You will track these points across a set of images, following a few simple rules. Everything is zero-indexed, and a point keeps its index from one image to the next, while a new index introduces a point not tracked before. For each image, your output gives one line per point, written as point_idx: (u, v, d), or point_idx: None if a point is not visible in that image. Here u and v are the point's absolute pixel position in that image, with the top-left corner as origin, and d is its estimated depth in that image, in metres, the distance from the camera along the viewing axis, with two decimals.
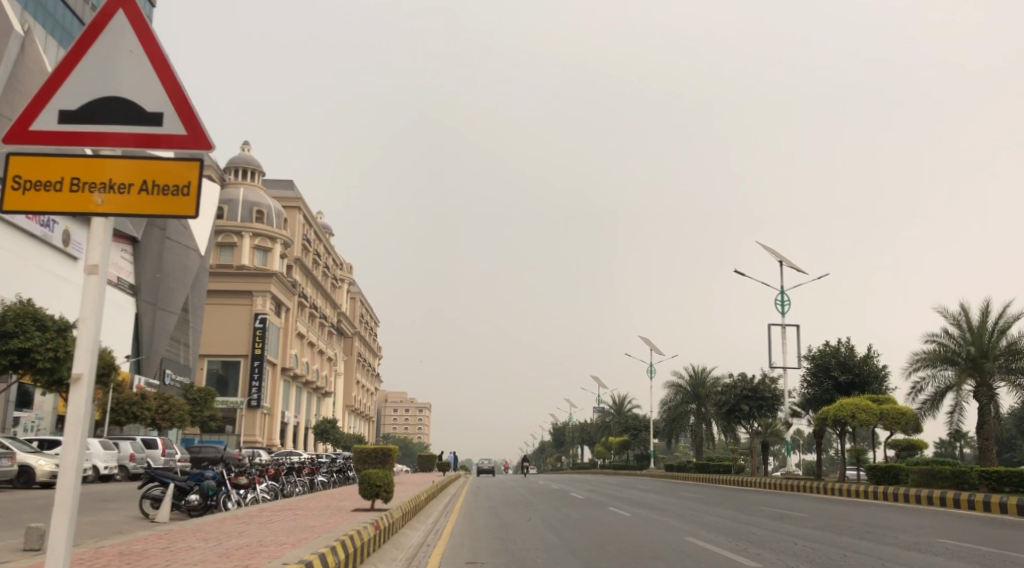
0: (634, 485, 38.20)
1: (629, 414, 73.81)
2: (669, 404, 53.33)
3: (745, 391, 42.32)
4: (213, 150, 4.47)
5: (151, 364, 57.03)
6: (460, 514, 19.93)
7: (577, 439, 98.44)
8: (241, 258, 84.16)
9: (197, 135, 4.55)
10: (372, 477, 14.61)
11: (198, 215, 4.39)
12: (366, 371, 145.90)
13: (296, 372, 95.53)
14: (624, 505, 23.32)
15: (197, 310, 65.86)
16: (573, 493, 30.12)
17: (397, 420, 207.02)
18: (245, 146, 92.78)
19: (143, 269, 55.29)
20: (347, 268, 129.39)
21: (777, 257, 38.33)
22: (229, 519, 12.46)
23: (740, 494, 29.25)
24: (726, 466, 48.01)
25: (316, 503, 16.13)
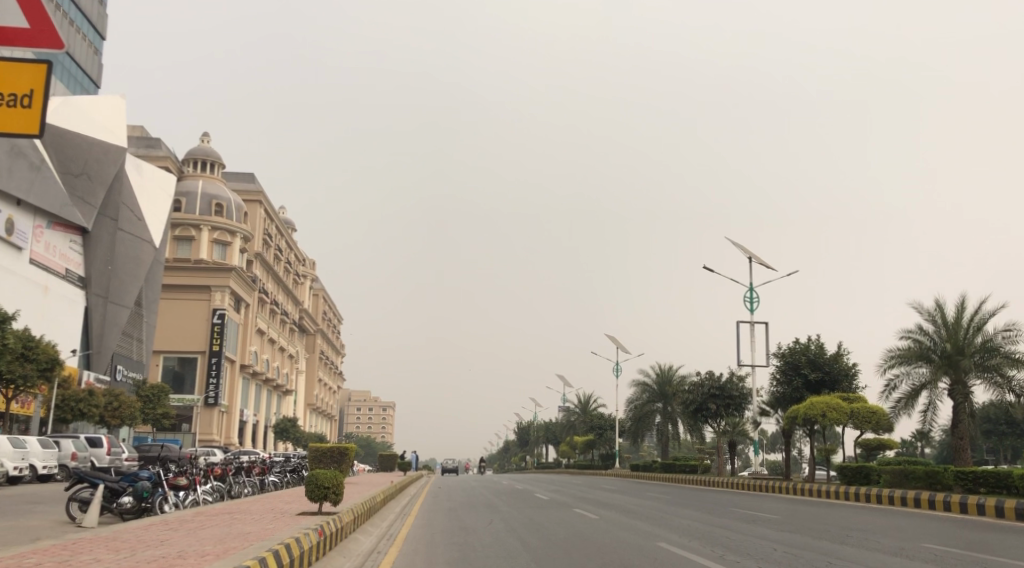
0: (599, 484, 37.43)
1: (594, 413, 73.13)
2: (635, 403, 52.62)
3: (712, 390, 41.71)
4: (54, 45, 6.02)
5: (102, 359, 55.05)
6: (418, 518, 18.82)
7: (542, 438, 97.52)
8: (199, 252, 81.91)
9: (40, 31, 6.08)
10: (320, 479, 13.41)
11: (42, 116, 6.07)
12: (328, 368, 143.85)
13: (255, 369, 93.43)
14: (589, 507, 22.43)
15: (151, 304, 63.79)
16: (538, 493, 29.11)
17: (361, 419, 204.78)
18: (205, 138, 90.55)
19: (93, 261, 53.26)
20: (309, 264, 127.26)
21: (746, 253, 37.80)
22: (155, 525, 11.20)
23: (707, 495, 28.46)
24: (693, 465, 47.40)
25: (259, 507, 14.90)
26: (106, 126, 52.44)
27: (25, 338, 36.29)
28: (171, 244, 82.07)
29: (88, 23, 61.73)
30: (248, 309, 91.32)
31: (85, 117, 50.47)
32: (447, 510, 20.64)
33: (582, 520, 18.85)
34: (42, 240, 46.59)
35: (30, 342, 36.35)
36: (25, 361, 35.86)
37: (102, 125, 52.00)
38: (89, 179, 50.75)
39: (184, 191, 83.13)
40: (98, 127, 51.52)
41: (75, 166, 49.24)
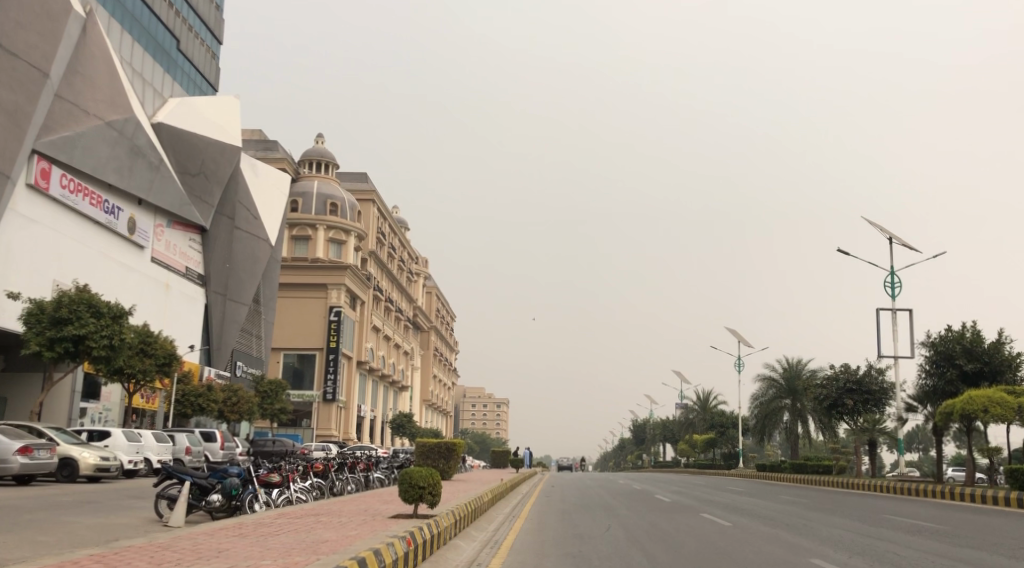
0: (725, 485, 34.82)
1: (715, 409, 69.99)
2: (760, 399, 49.40)
3: (848, 385, 38.30)
4: None
5: (222, 355, 56.31)
6: (528, 521, 17.17)
7: (660, 436, 94.60)
8: (316, 251, 83.25)
9: None
10: (413, 477, 11.88)
11: None
12: (443, 365, 145.04)
13: (372, 365, 94.56)
14: (718, 511, 20.22)
15: (269, 302, 65.01)
16: (658, 494, 26.89)
17: (476, 416, 206.12)
18: (320, 139, 92.18)
19: (212, 259, 54.42)
20: (422, 262, 128.26)
21: (885, 234, 34.53)
22: (224, 531, 9.84)
23: (852, 499, 25.61)
24: (827, 465, 43.91)
25: (353, 507, 13.46)
26: (222, 126, 53.40)
27: (145, 333, 36.93)
28: (288, 244, 83.81)
29: (206, 28, 63.31)
30: (364, 306, 92.45)
31: (201, 118, 51.47)
32: (559, 513, 18.81)
33: (713, 528, 16.62)
34: (162, 239, 47.81)
35: (149, 337, 36.98)
36: (144, 355, 36.47)
37: (218, 126, 52.98)
38: (206, 178, 51.70)
39: (301, 191, 84.71)
40: (214, 127, 52.48)
41: (193, 166, 50.24)
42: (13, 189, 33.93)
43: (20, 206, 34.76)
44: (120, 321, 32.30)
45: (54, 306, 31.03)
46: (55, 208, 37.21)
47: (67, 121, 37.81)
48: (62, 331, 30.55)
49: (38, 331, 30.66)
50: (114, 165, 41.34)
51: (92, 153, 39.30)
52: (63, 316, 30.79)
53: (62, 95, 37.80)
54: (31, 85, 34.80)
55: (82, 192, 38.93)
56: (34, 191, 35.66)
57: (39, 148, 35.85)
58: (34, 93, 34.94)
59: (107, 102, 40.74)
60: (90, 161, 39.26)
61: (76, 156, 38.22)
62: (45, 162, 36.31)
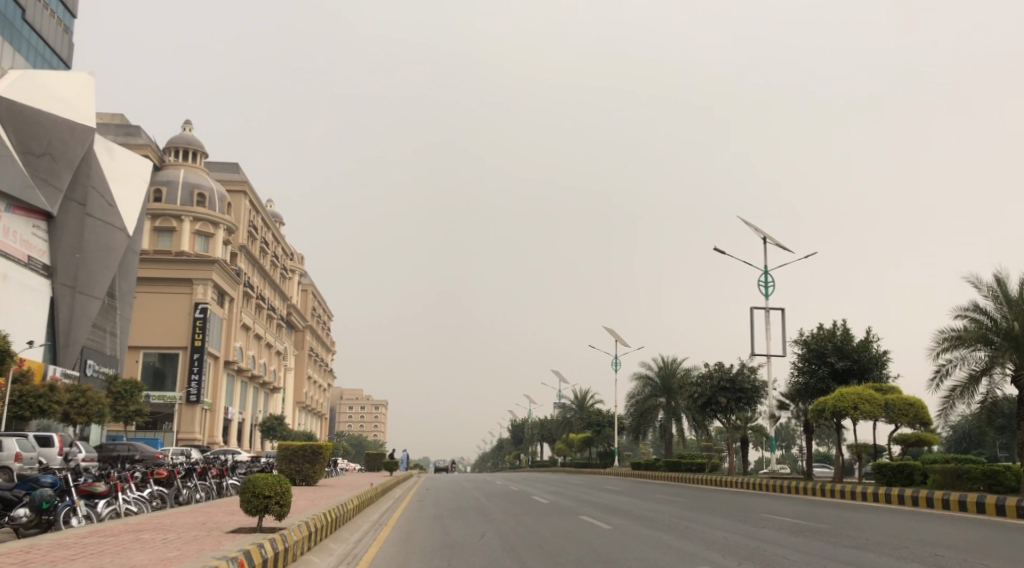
0: (602, 485, 34.28)
1: (592, 409, 70.23)
2: (636, 398, 49.54)
3: (722, 383, 38.66)
4: None
5: (71, 353, 51.84)
6: (396, 530, 15.68)
7: (537, 436, 94.54)
8: (181, 244, 78.51)
9: None
10: (258, 485, 10.26)
11: None
12: (318, 365, 140.52)
13: (240, 365, 90.13)
14: (599, 514, 19.32)
15: (125, 297, 60.49)
16: (536, 496, 25.90)
17: (353, 417, 201.38)
18: (187, 126, 87.16)
19: (59, 249, 49.93)
20: (297, 259, 123.77)
21: (760, 234, 35.09)
22: (6, 555, 7.82)
23: (728, 498, 25.40)
24: (701, 463, 44.33)
25: (188, 520, 11.53)
26: (72, 104, 49.06)
27: None
28: (150, 236, 78.68)
29: None
30: (233, 303, 88.00)
31: (47, 94, 47.05)
32: (430, 520, 17.33)
33: (595, 533, 15.54)
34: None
35: None
36: None
37: (68, 103, 48.62)
38: (54, 159, 47.32)
39: (165, 180, 79.69)
40: (63, 105, 48.13)
41: (38, 145, 45.83)
42: None
43: None
44: None
45: None
46: None
47: None
48: None
49: None
50: None
51: None
52: None
53: None
54: None
55: None
56: None
57: None
58: None
59: None
60: None
61: None
62: None
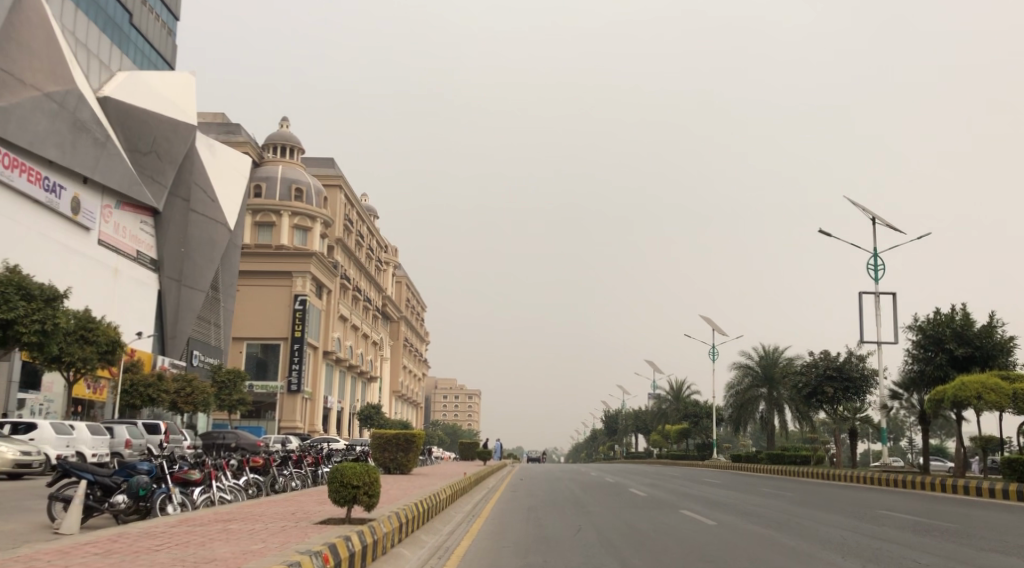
0: (701, 477, 33.16)
1: (688, 399, 68.65)
2: (735, 388, 47.96)
3: (828, 372, 36.85)
4: None
5: (178, 344, 53.80)
6: (489, 522, 15.22)
7: (632, 427, 93.29)
8: (280, 238, 80.62)
9: None
10: (345, 474, 9.91)
11: None
12: (413, 356, 142.70)
13: (338, 356, 92.13)
14: (701, 508, 18.41)
15: (228, 290, 62.45)
16: (634, 488, 25.11)
17: (448, 407, 203.99)
18: (284, 123, 89.40)
19: (165, 243, 51.80)
20: (392, 251, 125.74)
21: (868, 215, 33.20)
22: (91, 544, 7.61)
23: (839, 493, 24.04)
24: (805, 456, 42.55)
25: (278, 509, 11.28)
26: (175, 103, 50.72)
27: (85, 319, 34.58)
28: (251, 230, 81.06)
29: (162, 2, 60.38)
30: (331, 295, 89.96)
31: (152, 93, 48.74)
32: (524, 512, 16.80)
33: (698, 529, 14.66)
34: (110, 221, 45.15)
35: (90, 323, 34.59)
36: (84, 342, 34.07)
37: (171, 102, 50.26)
38: (158, 157, 49.02)
39: (264, 175, 81.92)
40: (167, 104, 49.80)
41: (144, 144, 47.57)
42: None
43: None
44: (54, 304, 29.95)
45: None
46: None
47: None
48: None
49: None
50: (55, 140, 38.75)
51: (29, 126, 36.69)
52: None
53: None
54: None
55: (18, 168, 36.23)
56: None
57: None
58: None
59: (45, 72, 38.13)
60: (27, 136, 36.63)
61: (11, 129, 35.53)
62: None
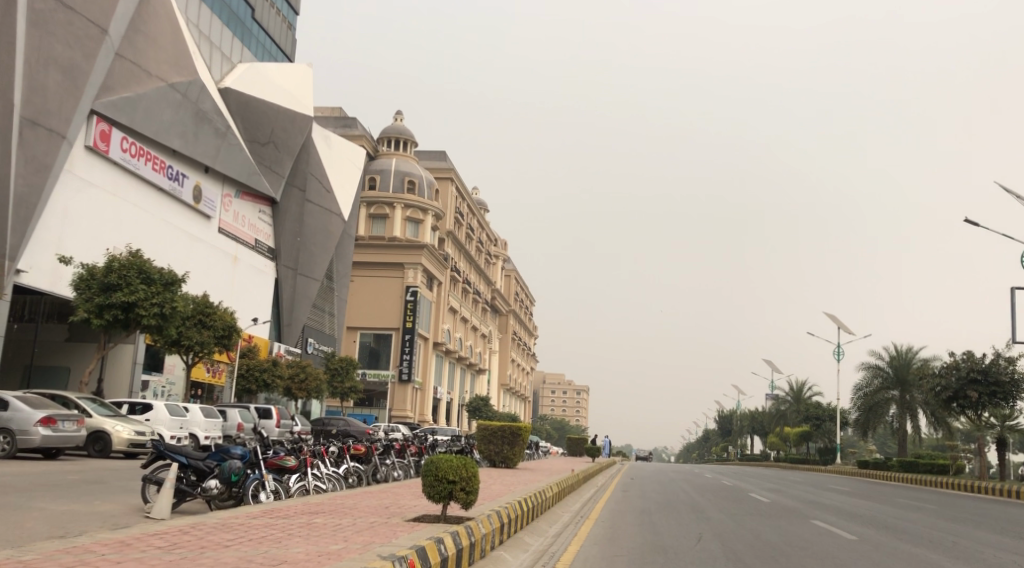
0: (827, 484, 30.81)
1: (810, 401, 65.06)
2: (863, 390, 44.75)
3: (973, 374, 33.68)
4: None
5: (293, 331, 54.94)
6: (598, 524, 14.02)
7: (748, 427, 89.88)
8: (393, 230, 81.57)
9: None
10: (440, 467, 8.95)
11: None
12: (522, 350, 142.56)
13: (448, 347, 92.68)
14: (833, 519, 16.62)
15: (342, 279, 63.47)
16: (755, 494, 23.34)
17: (556, 402, 203.37)
18: (398, 116, 90.44)
19: (282, 232, 52.89)
20: (502, 244, 125.81)
21: None
22: (159, 535, 6.91)
23: (991, 508, 21.56)
24: (943, 465, 39.16)
25: (370, 502, 10.43)
26: (292, 95, 51.66)
27: (203, 304, 35.45)
28: (366, 222, 82.30)
29: None
30: (441, 287, 90.48)
31: (270, 84, 49.74)
32: (637, 515, 15.53)
33: (834, 543, 13.01)
34: (230, 209, 46.38)
35: (208, 308, 35.41)
36: (201, 327, 34.93)
37: (288, 93, 51.20)
38: (276, 147, 50.03)
39: (378, 168, 83.15)
40: (284, 95, 50.77)
41: (262, 134, 48.60)
42: (68, 150, 32.43)
43: (78, 167, 33.41)
44: (173, 288, 30.60)
45: (104, 271, 29.43)
46: (115, 172, 35.76)
47: (128, 82, 36.30)
48: (111, 298, 29.00)
49: (87, 297, 29.11)
50: (178, 130, 39.98)
51: (154, 116, 37.90)
52: (111, 282, 29.22)
53: (123, 55, 36.14)
54: (88, 41, 33.16)
55: (144, 156, 37.57)
56: (92, 153, 34.22)
57: (97, 108, 34.31)
58: (91, 52, 33.28)
59: (170, 63, 39.31)
60: (152, 125, 37.87)
61: (137, 119, 36.84)
62: (104, 124, 34.88)
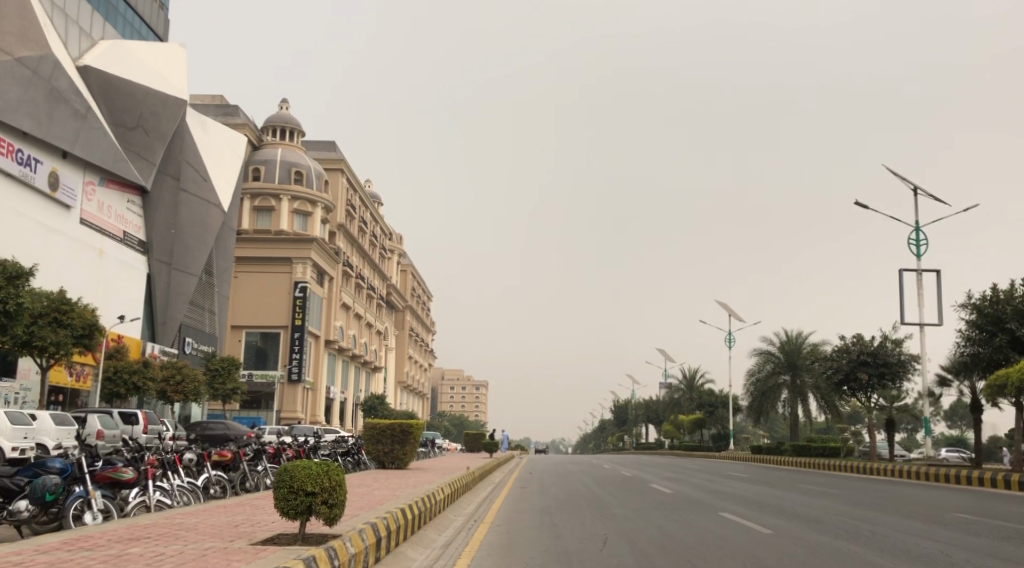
0: (725, 471, 30.49)
1: (703, 388, 65.77)
2: (756, 376, 45.14)
3: (862, 357, 34.11)
4: None
5: (169, 330, 51.32)
6: (493, 530, 12.51)
7: (642, 417, 90.76)
8: (280, 223, 77.98)
9: None
10: (295, 477, 7.21)
11: None
12: (418, 346, 140.15)
13: (341, 345, 89.73)
14: (743, 511, 15.71)
15: (223, 275, 59.94)
16: (657, 485, 22.47)
17: (454, 398, 201.73)
18: (284, 105, 86.62)
19: (154, 224, 49.23)
20: (396, 239, 123.03)
21: (910, 185, 30.40)
22: None
23: (890, 489, 21.38)
24: (834, 447, 39.75)
25: (214, 521, 8.59)
26: (163, 76, 48.06)
27: (59, 300, 32.03)
28: (251, 215, 78.42)
29: None
30: (332, 283, 87.35)
31: (137, 64, 46.06)
32: (538, 516, 14.14)
33: (750, 538, 11.95)
34: (94, 199, 42.61)
35: (64, 305, 32.00)
36: (57, 326, 31.53)
37: (158, 75, 47.58)
38: (145, 132, 46.38)
39: (263, 159, 79.35)
40: (153, 76, 47.12)
41: (129, 118, 44.94)
42: None
43: None
44: (18, 283, 27.44)
45: None
46: None
47: None
48: None
49: None
50: (29, 110, 36.26)
51: None
52: None
53: None
54: None
55: None
56: None
57: None
58: None
59: (17, 35, 35.72)
60: None
61: None
62: None
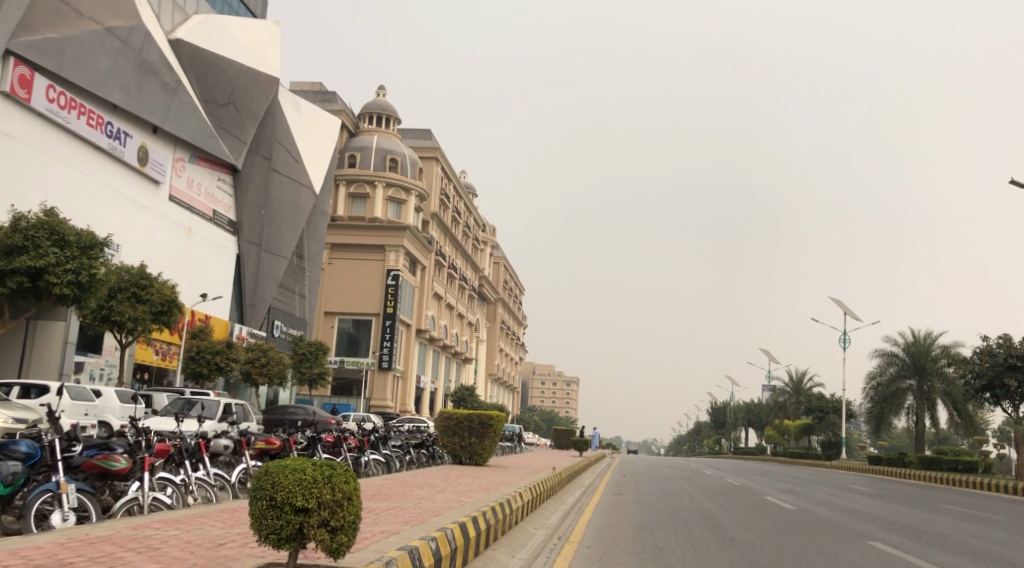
0: (848, 484, 26.80)
1: (811, 392, 61.07)
2: (877, 380, 40.86)
3: (1011, 361, 29.72)
4: None
5: (257, 313, 50.65)
6: (584, 553, 9.82)
7: (742, 420, 86.15)
8: (374, 210, 77.01)
9: None
10: (281, 485, 5.08)
11: None
12: (510, 340, 138.39)
13: (433, 335, 88.53)
14: (896, 540, 12.59)
15: (314, 259, 59.18)
16: (773, 497, 19.31)
17: (545, 393, 199.37)
18: (381, 92, 85.81)
19: (244, 204, 48.52)
20: (490, 230, 121.34)
21: None
22: None
23: None
24: (969, 462, 35.14)
25: (196, 535, 6.27)
26: (256, 53, 47.24)
27: (139, 274, 31.06)
28: (345, 202, 77.78)
29: None
30: (425, 271, 86.18)
31: (229, 40, 45.28)
32: (639, 535, 11.45)
33: None
34: (183, 175, 41.97)
35: (144, 280, 30.95)
36: (135, 301, 30.54)
37: (251, 51, 46.72)
38: (237, 110, 45.57)
39: (359, 146, 78.50)
40: (246, 53, 46.27)
41: (221, 95, 44.26)
42: None
43: None
44: (93, 254, 26.17)
45: (10, 230, 25.15)
46: (41, 125, 31.40)
47: (55, 22, 32.24)
48: (15, 262, 24.65)
49: None
50: (118, 82, 35.58)
51: (87, 63, 33.57)
52: (16, 243, 24.88)
53: None
54: None
55: (76, 109, 33.12)
56: (10, 101, 29.94)
57: (15, 49, 30.18)
58: None
59: (108, 5, 35.13)
60: (86, 75, 33.52)
61: (67, 66, 32.53)
62: (24, 68, 30.66)
